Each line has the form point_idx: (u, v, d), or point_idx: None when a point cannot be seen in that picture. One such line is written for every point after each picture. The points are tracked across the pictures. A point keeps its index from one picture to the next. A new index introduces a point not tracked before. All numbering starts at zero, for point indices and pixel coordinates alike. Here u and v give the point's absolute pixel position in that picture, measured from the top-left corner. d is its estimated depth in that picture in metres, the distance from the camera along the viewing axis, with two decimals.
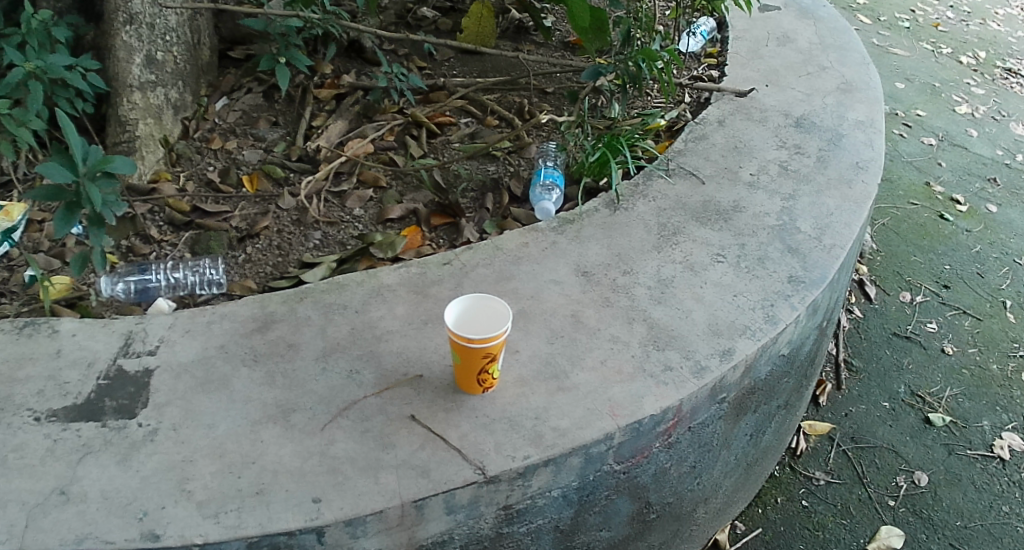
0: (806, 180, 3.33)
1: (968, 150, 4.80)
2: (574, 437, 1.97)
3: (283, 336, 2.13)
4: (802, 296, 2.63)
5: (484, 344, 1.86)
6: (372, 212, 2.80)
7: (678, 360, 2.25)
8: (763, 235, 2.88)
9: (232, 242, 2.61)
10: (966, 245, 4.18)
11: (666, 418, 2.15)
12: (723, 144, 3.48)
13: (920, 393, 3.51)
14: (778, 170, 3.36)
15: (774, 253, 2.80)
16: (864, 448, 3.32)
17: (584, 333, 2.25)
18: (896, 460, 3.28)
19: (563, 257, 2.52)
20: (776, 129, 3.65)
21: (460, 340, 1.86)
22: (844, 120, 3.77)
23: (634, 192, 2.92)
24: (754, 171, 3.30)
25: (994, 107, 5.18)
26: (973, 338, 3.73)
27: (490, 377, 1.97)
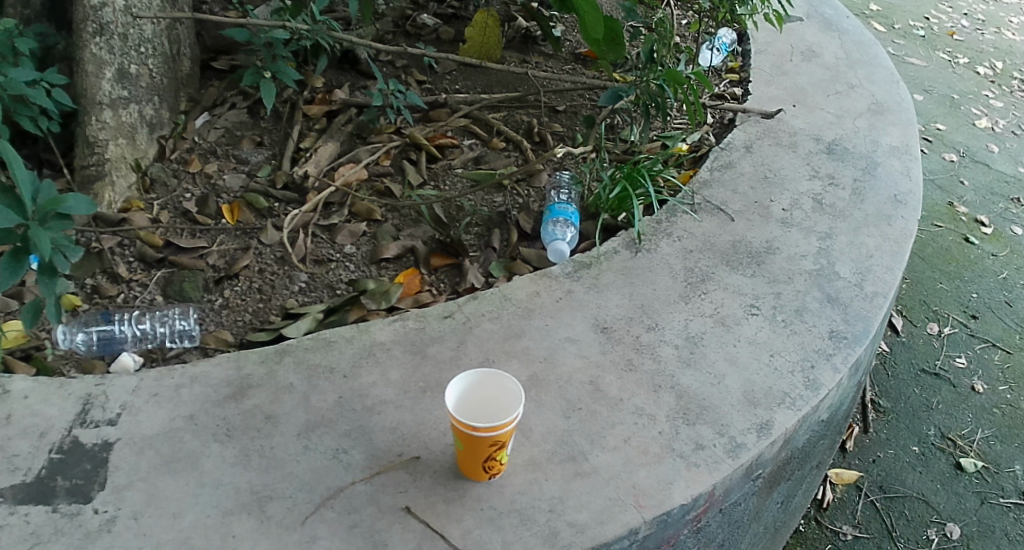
0: (841, 217, 3.05)
1: (990, 167, 4.39)
2: (593, 535, 1.71)
3: (261, 405, 1.88)
4: (845, 354, 2.39)
5: (493, 432, 1.61)
6: (365, 250, 2.52)
7: (710, 437, 1.99)
8: (800, 282, 2.63)
9: (208, 283, 2.39)
10: (992, 270, 3.78)
11: (697, 505, 1.90)
12: (751, 173, 3.20)
13: (951, 436, 3.13)
14: (812, 205, 3.09)
15: (813, 304, 2.55)
16: (894, 498, 2.96)
17: (605, 404, 1.98)
18: (927, 512, 2.92)
19: (580, 310, 2.23)
20: (807, 156, 3.37)
21: (464, 426, 1.61)
22: (877, 146, 3.49)
23: (657, 231, 2.66)
24: (787, 206, 3.04)
25: (1014, 121, 4.78)
26: (1004, 374, 3.33)
27: (499, 464, 1.72)
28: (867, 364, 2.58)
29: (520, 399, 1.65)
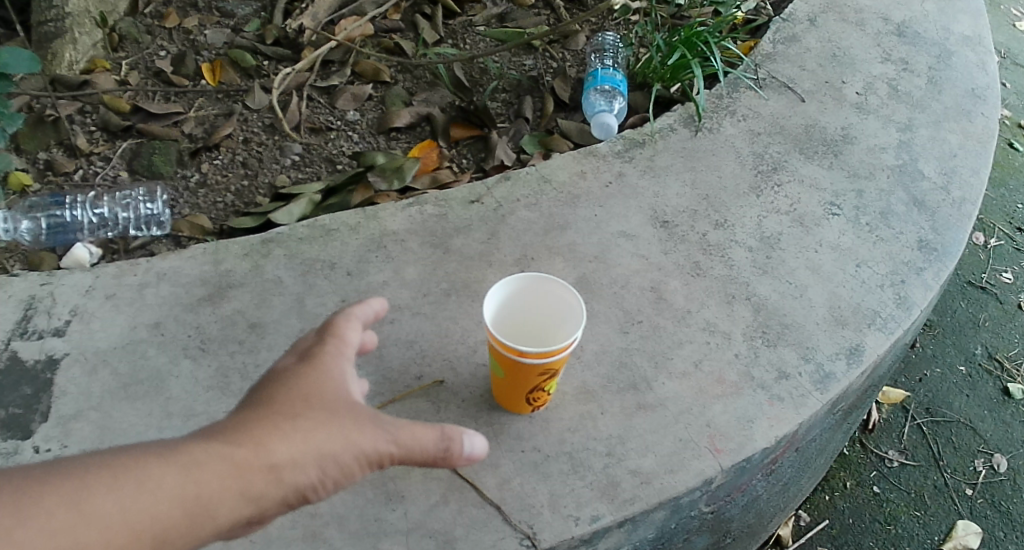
0: (920, 107, 2.42)
1: None
2: (660, 488, 1.37)
3: (243, 310, 1.54)
4: (938, 269, 2.02)
5: (545, 361, 1.25)
6: (371, 117, 2.09)
7: (795, 363, 1.62)
8: (883, 178, 2.21)
9: (182, 157, 1.99)
10: None
11: (777, 447, 1.55)
12: (819, 50, 2.55)
13: (999, 357, 2.46)
14: (887, 91, 2.45)
15: (899, 207, 2.14)
16: (940, 422, 2.33)
17: (669, 316, 1.61)
18: (974, 441, 2.30)
19: (634, 197, 1.82)
20: (876, 35, 2.61)
21: (507, 353, 1.25)
22: (949, 31, 2.65)
23: (718, 107, 2.28)
24: (861, 90, 2.45)
25: None
26: None
27: (544, 396, 1.37)
28: None
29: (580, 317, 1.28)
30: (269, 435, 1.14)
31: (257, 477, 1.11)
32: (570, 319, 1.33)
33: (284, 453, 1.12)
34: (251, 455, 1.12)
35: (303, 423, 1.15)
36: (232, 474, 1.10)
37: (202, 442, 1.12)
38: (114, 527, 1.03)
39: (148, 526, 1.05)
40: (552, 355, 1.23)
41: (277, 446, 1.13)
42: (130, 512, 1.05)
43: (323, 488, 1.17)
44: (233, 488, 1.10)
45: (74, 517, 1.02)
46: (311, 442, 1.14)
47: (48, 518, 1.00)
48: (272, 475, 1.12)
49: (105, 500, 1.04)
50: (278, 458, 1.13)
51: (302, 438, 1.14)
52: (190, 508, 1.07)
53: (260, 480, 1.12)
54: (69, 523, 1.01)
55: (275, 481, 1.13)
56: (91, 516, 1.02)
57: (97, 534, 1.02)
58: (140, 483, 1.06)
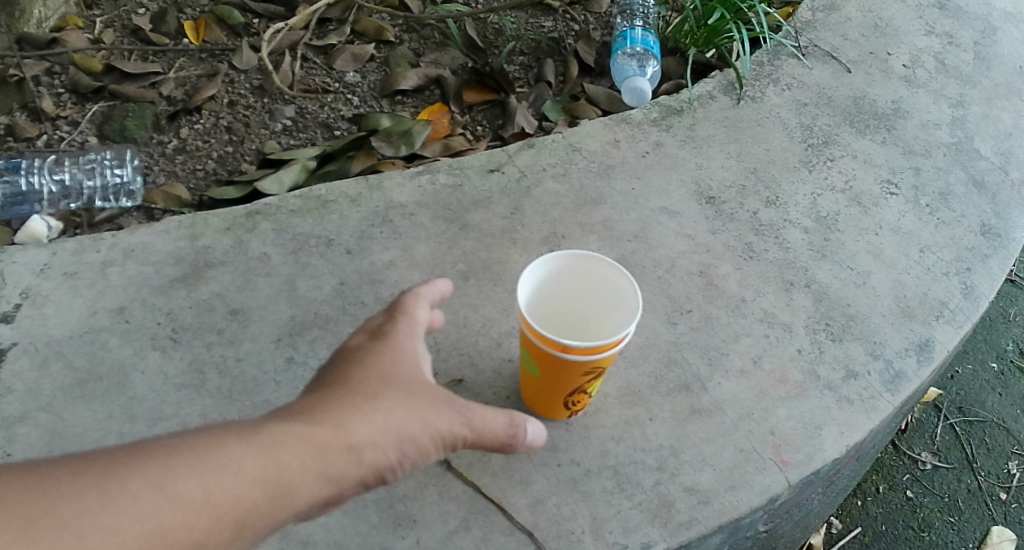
0: (970, 82, 2.15)
1: None
2: (717, 507, 1.16)
3: (221, 294, 1.32)
4: (1003, 257, 1.80)
5: (595, 356, 1.04)
6: (375, 79, 1.85)
7: (864, 360, 1.40)
8: (940, 155, 1.98)
9: (159, 120, 1.76)
10: None
11: (846, 457, 1.32)
12: (860, 20, 2.27)
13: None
14: (935, 65, 2.18)
15: (958, 187, 1.91)
16: (974, 423, 1.95)
17: (722, 305, 1.39)
18: (1011, 446, 1.93)
19: (674, 169, 1.59)
20: (916, 7, 2.32)
21: (548, 345, 1.05)
22: (990, 4, 2.36)
23: (759, 75, 2.04)
24: (907, 62, 2.19)
25: None
26: None
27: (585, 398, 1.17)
28: None
29: (635, 305, 1.08)
30: (354, 411, 0.99)
31: (342, 457, 0.97)
32: (618, 308, 1.13)
33: (370, 431, 0.98)
34: (336, 433, 0.97)
35: (388, 398, 1.01)
36: (318, 452, 0.96)
37: (282, 419, 0.97)
38: (195, 510, 0.88)
39: (231, 509, 0.90)
40: (603, 348, 1.03)
41: (362, 424, 0.99)
42: (211, 493, 0.89)
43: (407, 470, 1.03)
44: (318, 469, 0.96)
45: (152, 500, 0.86)
46: (396, 420, 1.00)
47: (123, 504, 0.85)
48: (358, 456, 0.98)
49: (184, 482, 0.88)
50: (365, 436, 0.98)
51: (384, 416, 1.00)
52: (274, 490, 0.93)
53: (344, 460, 0.98)
54: (147, 508, 0.86)
55: (361, 462, 0.99)
56: (174, 498, 0.87)
57: (177, 520, 0.87)
58: (221, 462, 0.91)
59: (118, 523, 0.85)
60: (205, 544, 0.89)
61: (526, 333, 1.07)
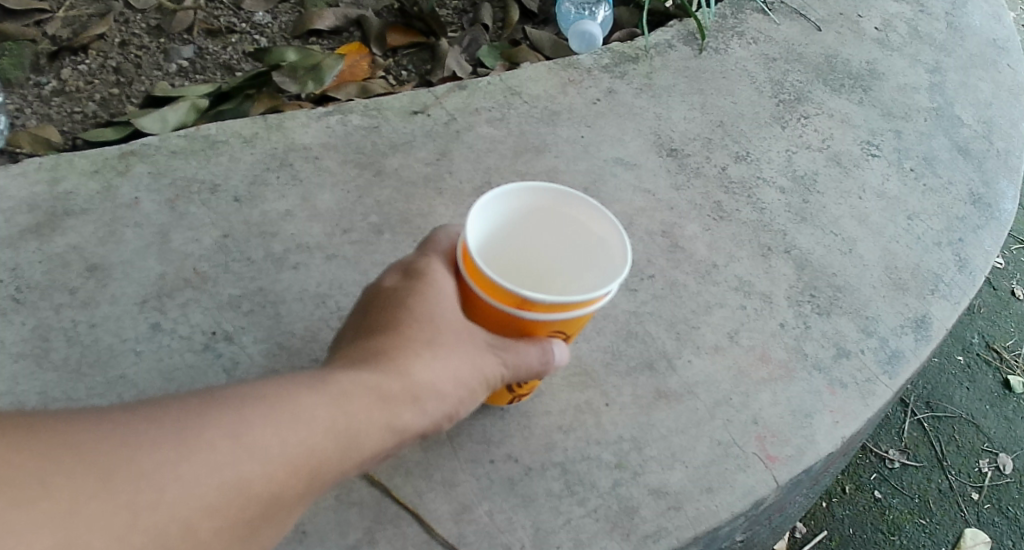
0: (944, 49, 1.96)
1: None
2: (692, 514, 0.94)
3: (79, 246, 1.07)
4: (995, 231, 1.61)
5: (558, 312, 0.84)
6: (289, 21, 1.60)
7: (856, 337, 1.19)
8: (920, 119, 1.79)
9: (37, 60, 1.49)
10: None
11: (839, 452, 1.11)
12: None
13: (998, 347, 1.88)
14: (906, 31, 1.99)
15: (942, 153, 1.73)
16: (942, 419, 1.75)
17: (692, 270, 1.17)
18: (980, 442, 1.73)
19: (631, 118, 1.39)
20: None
21: (499, 293, 0.84)
22: None
23: (723, 26, 1.83)
24: (879, 24, 2.00)
25: None
26: None
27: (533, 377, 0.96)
28: None
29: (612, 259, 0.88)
30: (422, 348, 0.84)
31: (414, 401, 0.83)
32: (589, 264, 0.93)
33: (436, 376, 0.84)
34: (408, 375, 0.83)
35: (457, 336, 0.86)
36: (390, 396, 0.82)
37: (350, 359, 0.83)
38: (270, 463, 0.75)
39: (306, 461, 0.77)
40: (573, 304, 0.83)
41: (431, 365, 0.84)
42: (284, 444, 0.76)
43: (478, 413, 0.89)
44: (390, 418, 0.82)
45: (225, 455, 0.73)
46: (464, 361, 0.86)
47: (198, 459, 0.72)
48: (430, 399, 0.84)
49: (258, 432, 0.75)
50: (436, 378, 0.84)
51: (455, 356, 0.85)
52: (347, 441, 0.79)
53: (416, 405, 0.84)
54: (221, 463, 0.73)
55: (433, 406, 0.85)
56: (248, 449, 0.74)
57: (252, 472, 0.74)
58: (292, 411, 0.77)
59: (192, 475, 0.72)
60: (282, 500, 0.76)
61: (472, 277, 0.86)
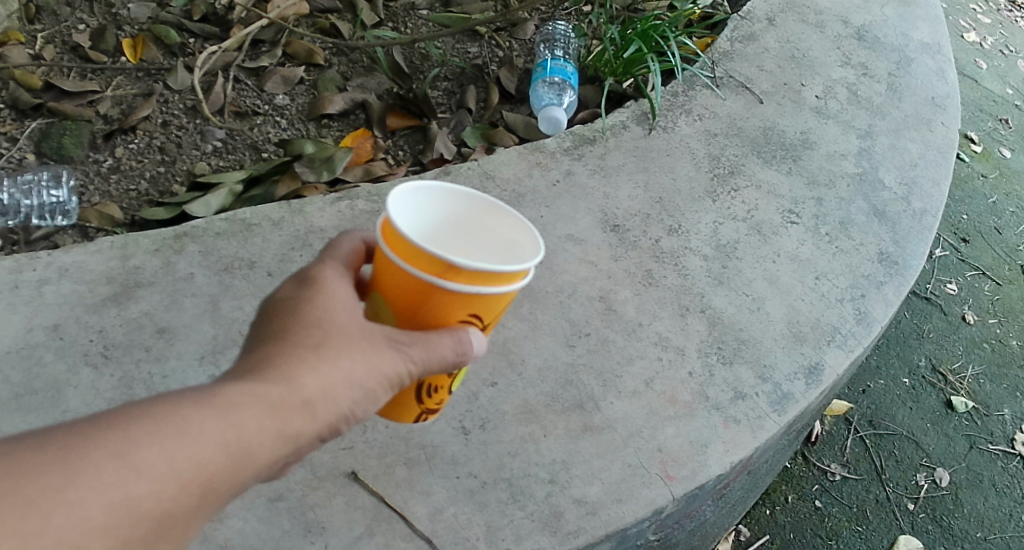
0: (881, 113, 2.31)
1: (977, 82, 3.36)
2: (607, 519, 1.27)
3: (151, 312, 1.40)
4: (898, 285, 1.92)
5: (478, 285, 1.01)
6: (302, 102, 1.96)
7: (751, 383, 1.53)
8: (843, 186, 2.11)
9: (95, 139, 1.83)
10: (982, 193, 2.94)
11: (732, 472, 1.45)
12: (777, 50, 2.42)
13: (943, 370, 2.46)
14: (847, 95, 2.34)
15: (859, 217, 2.04)
16: (884, 436, 2.30)
17: (619, 329, 1.51)
18: (917, 456, 2.28)
19: (582, 198, 1.75)
20: (836, 38, 2.50)
21: (427, 268, 1.00)
22: (909, 36, 2.56)
23: (672, 105, 2.16)
24: (821, 93, 2.33)
25: (1002, 40, 3.52)
26: (997, 308, 2.64)
27: (443, 385, 1.12)
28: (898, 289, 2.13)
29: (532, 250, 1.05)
30: (306, 359, 0.99)
31: (302, 409, 0.98)
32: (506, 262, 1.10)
33: (323, 383, 0.98)
34: (292, 385, 0.97)
35: (338, 345, 1.00)
36: (277, 406, 0.96)
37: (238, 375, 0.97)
38: (162, 480, 0.89)
39: (197, 474, 0.91)
40: (496, 276, 1.00)
41: (313, 374, 0.98)
42: (170, 460, 0.90)
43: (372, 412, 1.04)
44: (274, 425, 0.96)
45: (118, 475, 0.87)
46: (346, 369, 1.00)
47: (93, 481, 0.86)
48: (316, 405, 0.99)
49: (149, 452, 0.89)
50: (323, 384, 0.99)
51: (336, 366, 0.99)
52: (234, 451, 0.94)
53: (303, 413, 0.98)
54: (117, 483, 0.87)
55: (321, 412, 0.99)
56: (137, 468, 0.88)
57: (142, 489, 0.88)
58: (178, 429, 0.91)
59: (81, 497, 0.85)
60: (175, 509, 0.90)
61: (396, 259, 1.01)
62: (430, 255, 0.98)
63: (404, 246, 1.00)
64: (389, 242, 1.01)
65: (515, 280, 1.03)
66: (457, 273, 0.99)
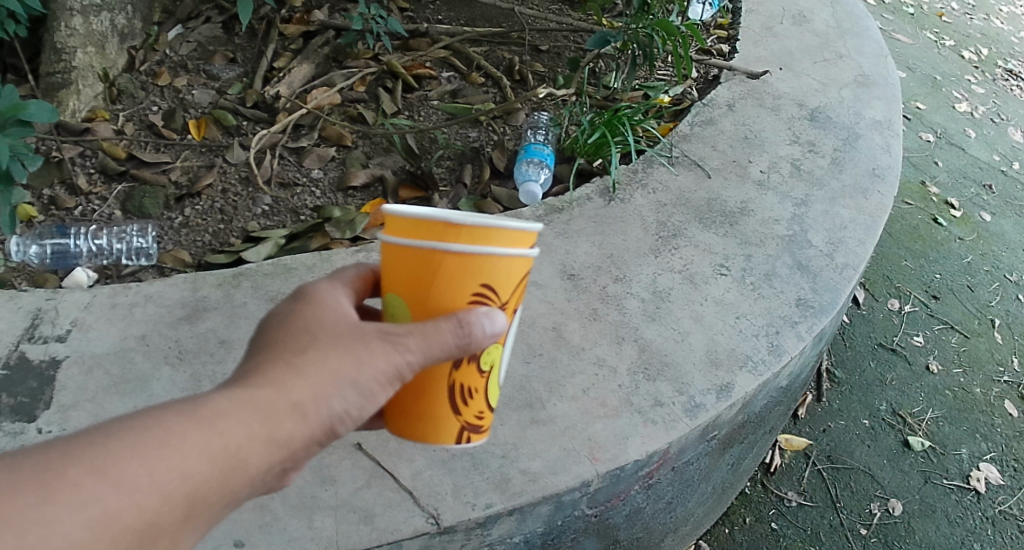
0: (819, 184, 2.68)
1: (964, 151, 4.39)
2: (545, 485, 1.75)
3: (216, 329, 1.87)
4: (812, 324, 2.22)
5: (477, 242, 1.32)
6: (332, 176, 2.50)
7: (670, 394, 1.97)
8: (772, 246, 2.42)
9: (169, 201, 2.37)
10: (957, 253, 3.78)
11: (652, 461, 1.89)
12: (732, 132, 2.83)
13: (901, 413, 3.12)
14: (790, 169, 2.72)
15: (783, 270, 2.35)
16: (840, 469, 2.94)
17: (566, 352, 2.01)
18: (871, 485, 2.91)
19: (548, 255, 2.26)
20: (789, 120, 2.93)
21: (433, 235, 1.32)
22: (862, 115, 3.03)
23: (631, 180, 2.54)
24: (765, 168, 2.71)
25: (993, 108, 4.81)
26: (958, 356, 3.34)
27: (474, 385, 1.44)
28: (827, 333, 2.42)
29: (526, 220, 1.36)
30: (284, 374, 1.26)
31: (279, 418, 1.24)
32: None
33: (304, 392, 1.26)
34: (274, 396, 1.24)
35: (317, 359, 1.27)
36: (256, 418, 1.23)
37: (218, 393, 1.23)
38: (145, 491, 1.14)
39: (182, 482, 1.17)
40: (495, 235, 1.31)
41: (294, 384, 1.26)
42: (155, 472, 1.15)
43: (351, 414, 1.31)
44: (259, 429, 1.23)
45: (98, 489, 1.12)
46: (325, 378, 1.27)
47: (78, 496, 1.10)
48: (294, 414, 1.25)
49: (131, 468, 1.14)
50: (299, 396, 1.26)
51: (317, 375, 1.26)
52: (220, 458, 1.20)
53: (280, 421, 1.25)
54: (99, 496, 1.12)
55: (297, 419, 1.26)
56: (122, 484, 1.13)
57: (125, 501, 1.13)
58: (165, 443, 1.17)
59: (70, 509, 1.10)
60: (162, 513, 1.16)
61: (407, 237, 1.34)
62: (433, 221, 1.31)
63: (409, 222, 1.32)
64: (401, 227, 1.34)
65: (513, 242, 1.33)
66: (458, 231, 1.31)
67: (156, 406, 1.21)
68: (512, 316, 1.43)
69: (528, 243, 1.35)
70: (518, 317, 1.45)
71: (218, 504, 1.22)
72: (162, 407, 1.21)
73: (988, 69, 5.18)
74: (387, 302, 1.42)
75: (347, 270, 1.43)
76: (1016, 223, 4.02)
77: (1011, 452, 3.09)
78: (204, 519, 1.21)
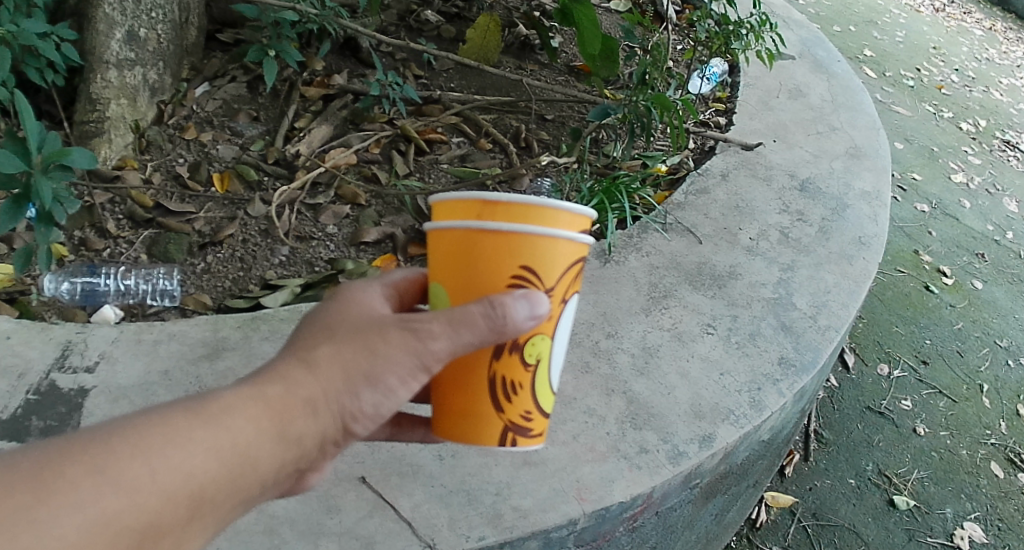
0: (806, 251, 2.83)
1: (959, 221, 4.56)
2: (535, 521, 1.89)
3: (234, 368, 2.02)
4: (792, 382, 2.36)
5: (511, 220, 1.48)
6: (346, 231, 2.67)
7: (655, 443, 2.10)
8: (758, 308, 2.57)
9: (193, 248, 2.55)
10: (948, 320, 3.92)
11: (636, 505, 2.02)
12: (724, 202, 3.00)
13: (887, 472, 3.24)
14: (779, 237, 2.87)
15: (767, 330, 2.49)
16: (825, 526, 3.04)
17: (559, 403, 2.15)
18: (856, 543, 3.01)
19: None
20: (780, 191, 3.09)
21: (472, 215, 1.49)
22: (852, 187, 3.19)
23: (627, 244, 2.71)
24: (754, 235, 2.86)
25: (988, 179, 4.98)
26: (946, 420, 3.46)
27: (519, 377, 1.56)
28: (809, 390, 2.56)
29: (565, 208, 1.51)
30: (293, 373, 1.40)
31: (289, 415, 1.38)
32: None
33: (312, 389, 1.40)
34: (283, 394, 1.38)
35: (325, 359, 1.41)
36: (266, 415, 1.37)
37: (230, 391, 1.37)
38: (148, 490, 1.26)
39: (186, 480, 1.29)
40: (531, 212, 1.47)
41: (301, 382, 1.40)
42: (159, 469, 1.27)
43: (364, 411, 1.44)
44: (268, 426, 1.37)
45: (97, 488, 1.23)
46: (332, 375, 1.41)
47: (77, 497, 1.21)
48: (303, 411, 1.39)
49: (134, 467, 1.26)
50: (309, 393, 1.40)
51: (324, 372, 1.41)
52: (225, 454, 1.33)
53: (291, 418, 1.39)
54: (100, 496, 1.23)
55: (308, 416, 1.40)
56: (124, 485, 1.24)
57: (127, 501, 1.24)
58: (172, 441, 1.29)
59: (70, 509, 1.20)
60: (167, 510, 1.27)
61: (449, 222, 1.52)
62: (471, 201, 1.48)
63: (452, 206, 1.51)
64: (447, 213, 1.52)
65: (549, 222, 1.48)
66: (494, 209, 1.48)
67: (165, 404, 1.34)
68: (557, 308, 1.55)
69: (569, 225, 1.50)
70: (565, 313, 1.58)
71: (225, 501, 1.34)
72: (171, 405, 1.34)
73: (985, 140, 5.37)
74: (435, 298, 1.58)
75: (397, 275, 1.62)
76: (1008, 292, 4.16)
77: (996, 512, 3.19)
78: (210, 517, 1.33)
